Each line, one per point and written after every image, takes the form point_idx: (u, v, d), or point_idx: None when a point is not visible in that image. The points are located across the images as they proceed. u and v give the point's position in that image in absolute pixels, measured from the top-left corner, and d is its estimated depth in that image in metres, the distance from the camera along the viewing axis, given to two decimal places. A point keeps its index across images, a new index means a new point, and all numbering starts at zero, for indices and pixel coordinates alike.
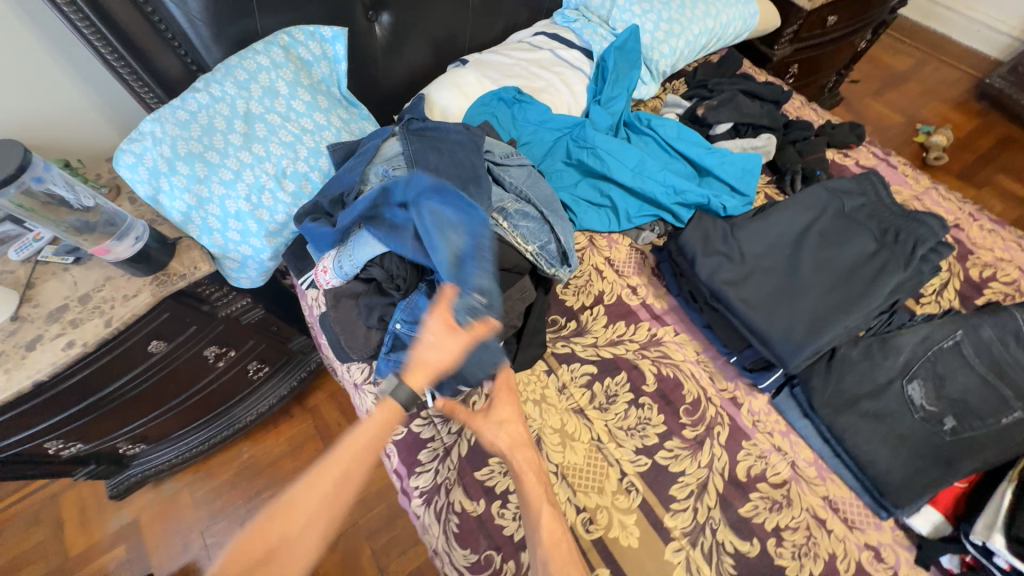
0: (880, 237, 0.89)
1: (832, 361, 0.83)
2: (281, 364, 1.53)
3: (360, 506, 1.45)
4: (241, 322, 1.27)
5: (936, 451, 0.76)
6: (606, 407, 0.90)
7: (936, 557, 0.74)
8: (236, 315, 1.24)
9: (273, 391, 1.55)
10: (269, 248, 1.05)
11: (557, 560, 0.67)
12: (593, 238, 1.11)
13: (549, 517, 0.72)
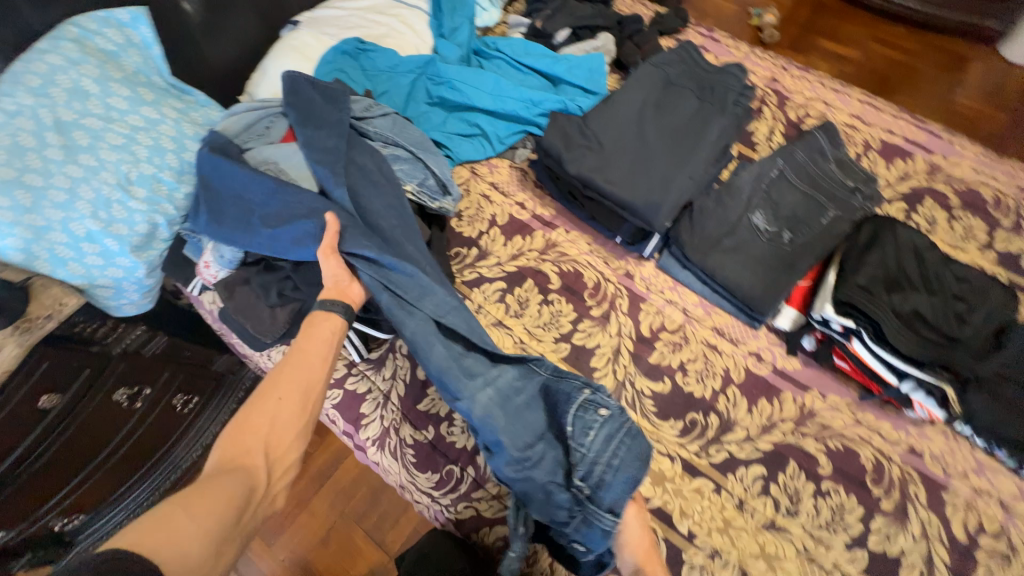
0: (703, 94, 1.02)
1: (692, 214, 0.96)
2: (213, 391, 1.39)
3: (341, 497, 1.41)
4: (143, 355, 1.17)
5: (782, 260, 0.92)
6: (521, 313, 0.98)
7: (798, 343, 0.92)
8: (135, 347, 1.14)
9: (215, 420, 1.41)
10: (142, 263, 0.98)
11: None
12: (475, 168, 1.16)
13: None
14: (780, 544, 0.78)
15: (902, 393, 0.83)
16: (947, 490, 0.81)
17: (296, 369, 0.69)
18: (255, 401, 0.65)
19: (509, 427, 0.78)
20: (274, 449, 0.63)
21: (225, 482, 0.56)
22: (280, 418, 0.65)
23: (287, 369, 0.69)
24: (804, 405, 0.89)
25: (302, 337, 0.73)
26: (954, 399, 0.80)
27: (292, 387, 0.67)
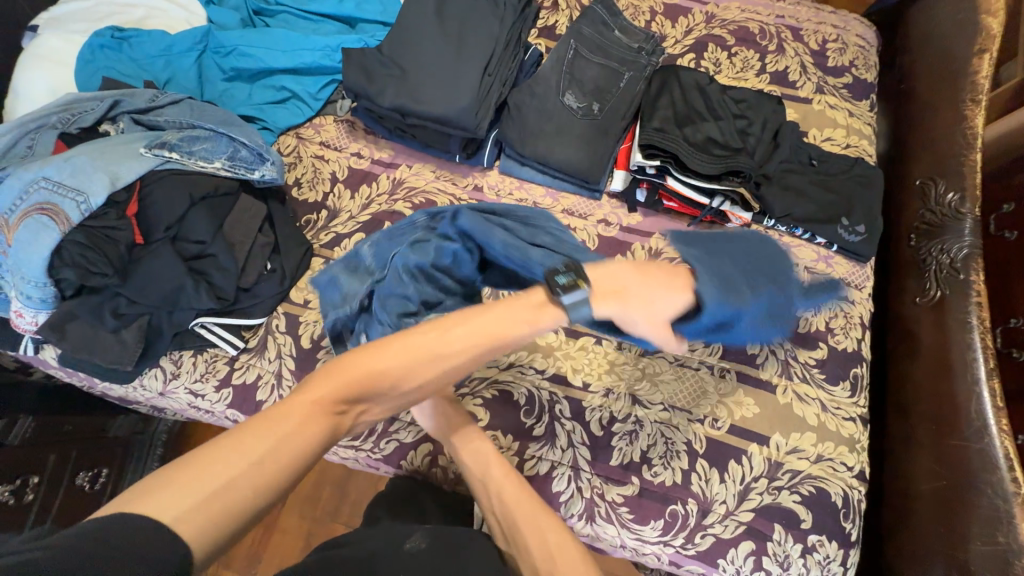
0: None
1: (510, 113, 1.02)
2: (124, 458, 1.21)
3: (308, 503, 1.33)
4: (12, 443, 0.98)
5: (599, 130, 1.01)
6: None
7: (633, 199, 1.03)
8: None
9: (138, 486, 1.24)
10: None
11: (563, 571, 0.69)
12: (299, 133, 1.10)
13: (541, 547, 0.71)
14: (657, 363, 0.91)
15: (716, 209, 0.98)
16: None
17: (437, 342, 0.64)
18: (401, 345, 0.63)
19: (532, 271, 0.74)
20: (373, 407, 0.65)
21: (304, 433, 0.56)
22: (393, 386, 0.64)
23: (466, 323, 0.66)
24: (651, 249, 1.01)
25: (496, 315, 0.66)
26: (752, 199, 0.96)
27: (423, 369, 0.65)
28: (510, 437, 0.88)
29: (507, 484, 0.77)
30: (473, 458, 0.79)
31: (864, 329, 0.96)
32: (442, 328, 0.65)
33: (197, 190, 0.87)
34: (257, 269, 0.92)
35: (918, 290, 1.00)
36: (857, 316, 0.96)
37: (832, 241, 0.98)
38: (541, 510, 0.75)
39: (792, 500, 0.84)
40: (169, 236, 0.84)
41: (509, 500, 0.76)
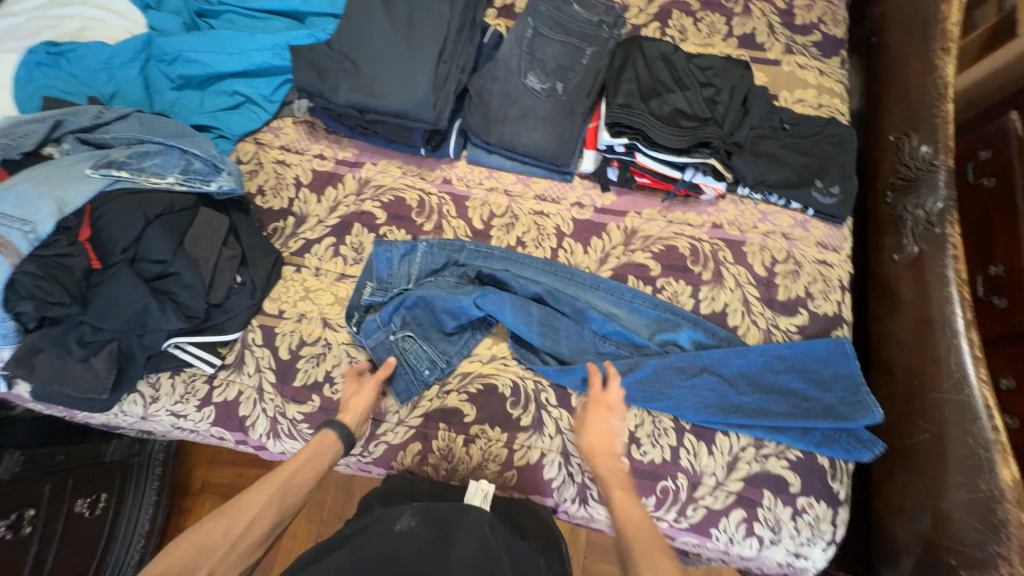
0: None
1: (472, 100, 0.99)
2: (123, 482, 1.18)
3: (312, 509, 1.33)
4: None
5: (564, 110, 0.98)
6: (360, 257, 0.98)
7: (605, 177, 1.01)
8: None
9: (143, 507, 1.22)
10: None
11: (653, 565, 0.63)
12: (258, 138, 1.06)
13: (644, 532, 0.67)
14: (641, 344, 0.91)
15: (689, 182, 0.97)
16: (746, 244, 0.97)
17: (262, 501, 0.71)
18: (228, 512, 0.70)
19: (511, 306, 0.90)
20: (217, 562, 0.65)
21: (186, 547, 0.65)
22: (229, 540, 0.68)
23: (252, 507, 0.70)
24: (627, 228, 0.99)
25: (290, 459, 0.77)
26: (723, 169, 0.94)
27: (256, 518, 0.70)
28: (498, 430, 0.87)
29: (641, 524, 0.69)
30: (616, 492, 0.74)
31: (843, 290, 0.95)
32: (262, 485, 0.73)
33: (150, 208, 0.84)
34: (227, 283, 0.89)
35: (896, 247, 1.00)
36: (836, 278, 0.95)
37: (807, 205, 0.97)
38: (659, 545, 0.66)
39: (780, 466, 0.85)
40: (127, 258, 0.81)
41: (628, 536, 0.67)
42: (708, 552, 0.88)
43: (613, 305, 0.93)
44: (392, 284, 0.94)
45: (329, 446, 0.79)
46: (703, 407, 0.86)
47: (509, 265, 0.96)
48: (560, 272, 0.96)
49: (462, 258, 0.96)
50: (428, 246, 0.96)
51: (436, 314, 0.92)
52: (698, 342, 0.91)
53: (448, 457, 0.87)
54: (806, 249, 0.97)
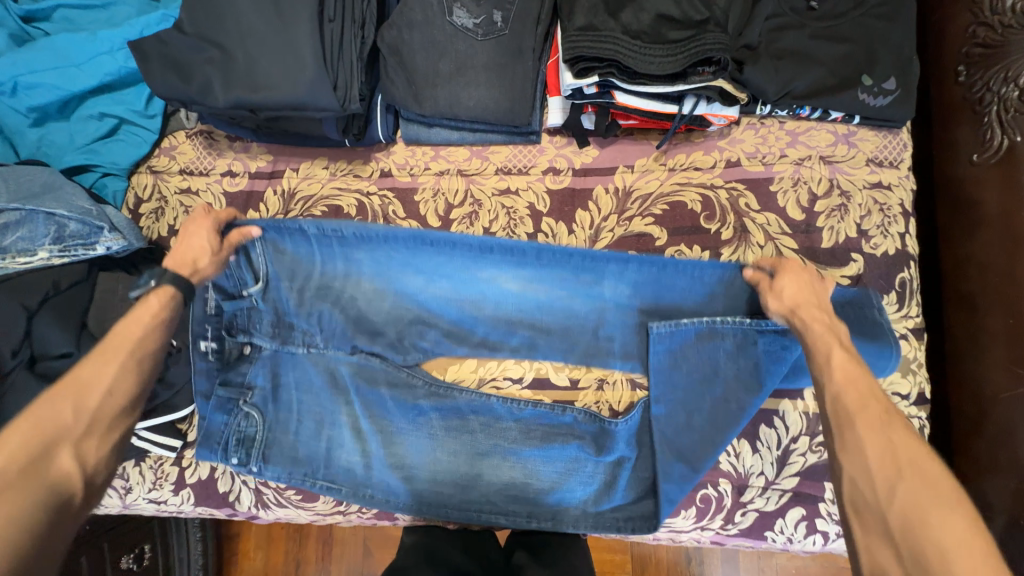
0: None
1: (389, 60, 0.74)
2: None
3: None
4: None
5: (510, 49, 0.73)
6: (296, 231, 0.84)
7: (581, 129, 0.78)
8: None
9: None
10: None
11: (913, 476, 0.43)
12: (153, 166, 0.87)
13: (880, 428, 0.47)
14: (589, 358, 0.75)
15: (689, 116, 0.72)
16: (774, 182, 0.75)
17: (110, 372, 0.53)
18: (69, 386, 0.50)
19: (396, 332, 0.76)
20: (86, 438, 0.49)
21: (17, 430, 0.46)
22: (84, 419, 0.49)
23: (93, 386, 0.51)
24: (618, 190, 0.79)
25: (117, 328, 0.56)
26: (736, 89, 0.69)
27: (115, 386, 0.53)
28: (496, 450, 0.76)
29: (871, 396, 0.50)
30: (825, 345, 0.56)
31: (908, 218, 0.74)
32: (104, 356, 0.54)
33: (28, 296, 0.69)
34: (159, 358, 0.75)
35: (975, 142, 0.76)
36: (896, 205, 0.74)
37: (852, 113, 0.73)
38: (897, 421, 0.48)
39: None
40: (22, 362, 0.68)
41: (857, 414, 0.49)
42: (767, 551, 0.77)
43: (509, 281, 0.72)
44: (250, 425, 0.74)
45: (162, 296, 0.61)
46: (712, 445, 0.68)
47: (377, 299, 0.74)
48: (437, 271, 0.72)
49: (319, 262, 0.73)
50: (263, 239, 0.71)
51: (323, 430, 0.75)
52: (624, 291, 0.71)
53: (454, 520, 0.75)
54: (855, 172, 0.75)
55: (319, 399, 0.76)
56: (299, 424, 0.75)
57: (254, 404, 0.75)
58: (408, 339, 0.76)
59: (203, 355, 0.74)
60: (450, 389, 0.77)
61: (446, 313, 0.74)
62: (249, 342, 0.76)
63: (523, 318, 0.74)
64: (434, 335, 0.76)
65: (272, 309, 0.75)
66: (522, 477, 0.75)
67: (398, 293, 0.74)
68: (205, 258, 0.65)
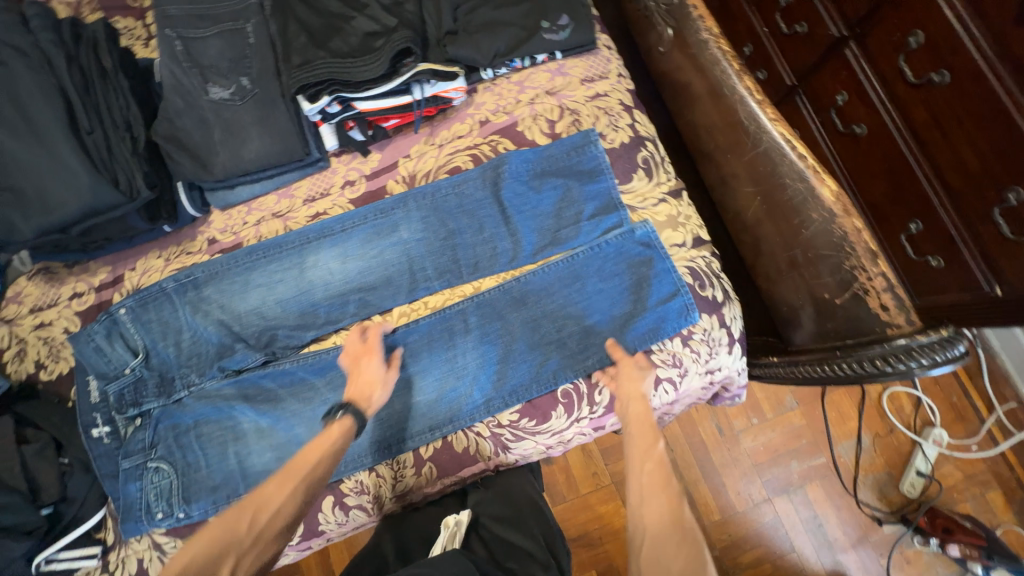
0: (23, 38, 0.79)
1: (168, 146, 0.85)
2: None
3: None
4: None
5: (262, 100, 0.86)
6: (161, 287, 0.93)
7: (356, 142, 0.92)
8: None
9: None
10: None
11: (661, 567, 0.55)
12: (4, 317, 0.94)
13: (656, 525, 0.59)
14: (422, 310, 0.87)
15: (425, 98, 0.88)
16: (519, 124, 0.90)
17: (279, 497, 0.64)
18: (253, 501, 0.63)
19: (255, 349, 0.87)
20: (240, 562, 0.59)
21: (216, 528, 0.60)
22: (253, 536, 0.61)
23: (276, 501, 0.63)
24: (405, 177, 0.92)
25: (298, 458, 0.67)
26: (445, 66, 0.84)
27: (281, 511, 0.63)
28: (376, 404, 0.85)
29: (661, 476, 0.63)
30: (634, 436, 0.69)
31: (630, 111, 0.91)
32: (285, 479, 0.65)
33: None
34: (56, 477, 0.82)
35: (655, 39, 0.95)
36: (616, 105, 0.90)
37: (550, 51, 0.89)
38: (670, 500, 0.61)
39: (659, 301, 0.83)
40: None
41: (648, 486, 0.62)
42: (636, 416, 0.88)
43: (334, 259, 0.90)
44: (163, 478, 0.84)
45: (337, 430, 0.71)
46: (532, 337, 0.85)
47: (226, 323, 0.88)
48: (271, 278, 0.89)
49: (179, 314, 0.88)
50: (131, 312, 0.87)
51: (229, 446, 0.85)
52: (417, 230, 0.89)
53: (365, 491, 0.84)
54: (575, 93, 0.91)
55: (216, 426, 0.86)
56: (206, 455, 0.85)
57: (162, 459, 0.85)
58: (264, 343, 0.87)
59: (98, 441, 0.85)
60: (314, 368, 0.86)
61: (292, 303, 0.89)
62: (140, 412, 0.87)
63: (352, 287, 0.88)
64: (288, 334, 0.87)
65: (153, 372, 0.87)
66: (411, 426, 0.85)
67: (251, 308, 0.88)
68: (374, 391, 0.76)
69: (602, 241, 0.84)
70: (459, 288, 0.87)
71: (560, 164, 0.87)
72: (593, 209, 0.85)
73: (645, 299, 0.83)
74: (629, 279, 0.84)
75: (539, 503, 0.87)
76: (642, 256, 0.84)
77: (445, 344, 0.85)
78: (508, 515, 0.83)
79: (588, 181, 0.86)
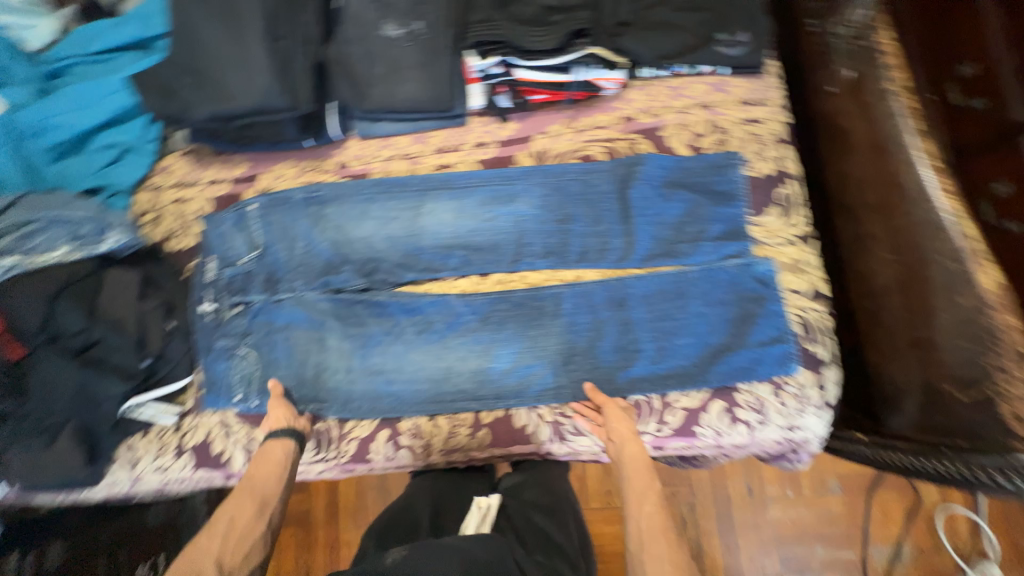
0: None
1: (334, 68, 0.91)
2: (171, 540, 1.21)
3: (356, 515, 1.35)
4: None
5: (428, 47, 0.89)
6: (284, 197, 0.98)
7: (499, 107, 0.94)
8: None
9: None
10: None
11: None
12: (151, 184, 1.04)
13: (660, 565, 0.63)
14: (519, 284, 0.89)
15: (582, 81, 0.89)
16: (663, 129, 0.89)
17: (235, 502, 0.74)
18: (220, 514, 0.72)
19: (355, 274, 0.92)
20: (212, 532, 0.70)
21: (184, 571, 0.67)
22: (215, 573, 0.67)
23: (231, 506, 0.73)
24: (535, 152, 0.93)
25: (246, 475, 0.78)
26: (611, 55, 0.86)
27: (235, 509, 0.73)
28: (452, 359, 0.88)
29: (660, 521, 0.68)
30: (632, 480, 0.72)
31: (780, 144, 0.88)
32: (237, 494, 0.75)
33: (48, 287, 0.83)
34: (160, 335, 0.90)
35: (828, 78, 0.92)
36: (767, 134, 0.88)
37: (716, 65, 0.88)
38: (672, 545, 0.65)
39: (762, 343, 0.80)
40: (46, 341, 0.82)
41: (648, 530, 0.67)
42: (701, 450, 0.85)
43: (448, 212, 0.92)
44: (249, 367, 0.91)
45: (274, 448, 0.81)
46: (619, 340, 0.84)
47: (336, 244, 0.93)
48: (386, 214, 0.93)
49: (299, 223, 0.94)
50: (261, 209, 0.95)
51: (311, 356, 0.90)
52: (535, 205, 0.90)
53: (419, 435, 0.87)
54: (728, 113, 0.89)
55: (302, 339, 0.91)
56: (287, 359, 0.90)
57: (251, 348, 0.92)
58: (366, 271, 0.92)
59: (202, 316, 0.93)
60: (407, 308, 0.90)
61: (400, 240, 0.92)
62: (242, 301, 0.93)
63: (458, 242, 0.91)
64: (388, 268, 0.92)
65: (263, 268, 0.94)
66: (482, 387, 0.87)
67: (362, 237, 0.93)
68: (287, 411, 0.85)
69: (719, 271, 0.82)
70: (560, 272, 0.88)
71: (695, 179, 0.85)
72: (718, 231, 0.83)
73: (745, 336, 0.80)
74: (733, 312, 0.82)
75: (573, 506, 0.88)
76: (755, 293, 0.81)
77: (531, 321, 0.87)
78: (543, 506, 0.84)
79: (721, 204, 0.83)
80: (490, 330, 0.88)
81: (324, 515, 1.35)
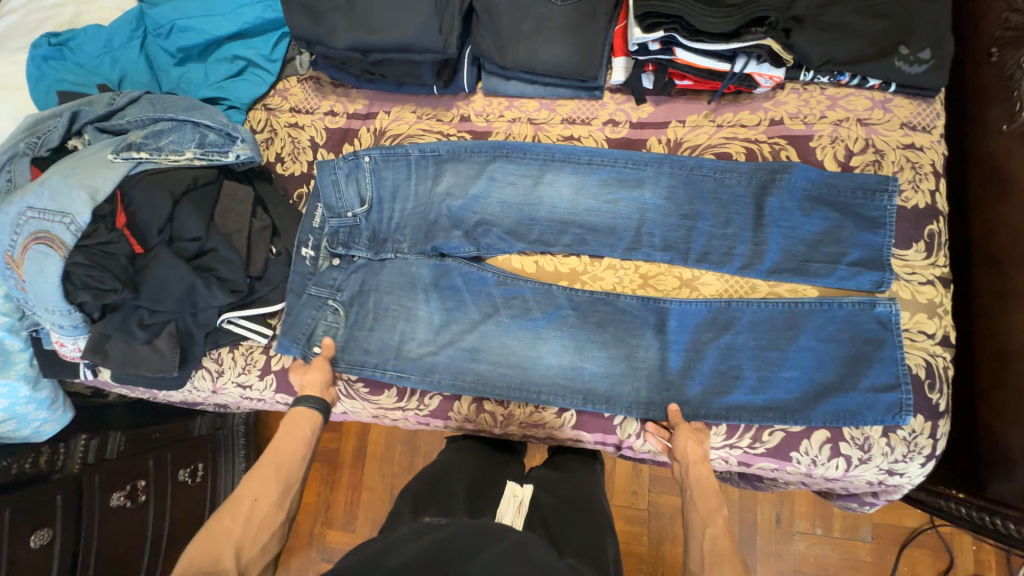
0: None
1: (482, 18, 0.88)
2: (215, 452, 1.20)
3: (384, 464, 1.36)
4: (110, 459, 0.97)
5: (582, 12, 0.87)
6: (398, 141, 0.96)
7: (640, 87, 0.90)
8: (95, 456, 0.95)
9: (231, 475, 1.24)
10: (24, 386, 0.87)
11: None
12: (268, 104, 1.02)
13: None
14: (630, 274, 0.86)
15: (739, 75, 0.84)
16: (814, 139, 0.84)
17: (264, 481, 0.69)
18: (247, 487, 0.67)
19: (463, 232, 0.90)
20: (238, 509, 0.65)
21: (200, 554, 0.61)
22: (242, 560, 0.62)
23: (260, 486, 0.68)
24: (670, 141, 0.89)
25: (274, 447, 0.73)
26: (782, 51, 0.80)
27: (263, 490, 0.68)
28: (548, 336, 0.86)
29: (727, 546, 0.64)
30: (697, 509, 0.69)
31: (938, 177, 0.81)
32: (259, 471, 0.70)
33: (174, 188, 0.85)
34: (264, 256, 0.90)
35: (1005, 114, 0.83)
36: (928, 164, 0.81)
37: (888, 80, 0.82)
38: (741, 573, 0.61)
39: (883, 399, 0.75)
40: (164, 240, 0.84)
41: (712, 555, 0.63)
42: (787, 475, 0.83)
43: (568, 187, 0.89)
44: (335, 320, 0.89)
45: (304, 420, 0.77)
46: (725, 350, 0.81)
47: (445, 210, 0.91)
48: (503, 177, 0.91)
49: (411, 183, 0.92)
50: (372, 162, 0.92)
51: (398, 323, 0.89)
52: (661, 196, 0.86)
53: (503, 404, 0.86)
54: (889, 133, 0.83)
55: (393, 302, 0.90)
56: (379, 320, 0.89)
57: (337, 304, 0.90)
58: (474, 232, 0.90)
59: (300, 260, 0.91)
60: (506, 293, 0.88)
61: (513, 207, 0.90)
62: (343, 254, 0.92)
63: (574, 220, 0.88)
64: (488, 233, 0.89)
65: (369, 225, 0.92)
66: (572, 384, 0.85)
67: (473, 204, 0.91)
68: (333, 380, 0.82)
69: (848, 319, 0.78)
70: (676, 269, 0.86)
71: (842, 198, 0.80)
72: (858, 257, 0.79)
73: (858, 378, 0.76)
74: (847, 350, 0.78)
75: (608, 522, 0.79)
76: (873, 335, 0.77)
77: (636, 312, 0.84)
78: (576, 506, 0.79)
79: (868, 230, 0.79)
80: (580, 332, 0.86)
81: (352, 456, 1.37)
